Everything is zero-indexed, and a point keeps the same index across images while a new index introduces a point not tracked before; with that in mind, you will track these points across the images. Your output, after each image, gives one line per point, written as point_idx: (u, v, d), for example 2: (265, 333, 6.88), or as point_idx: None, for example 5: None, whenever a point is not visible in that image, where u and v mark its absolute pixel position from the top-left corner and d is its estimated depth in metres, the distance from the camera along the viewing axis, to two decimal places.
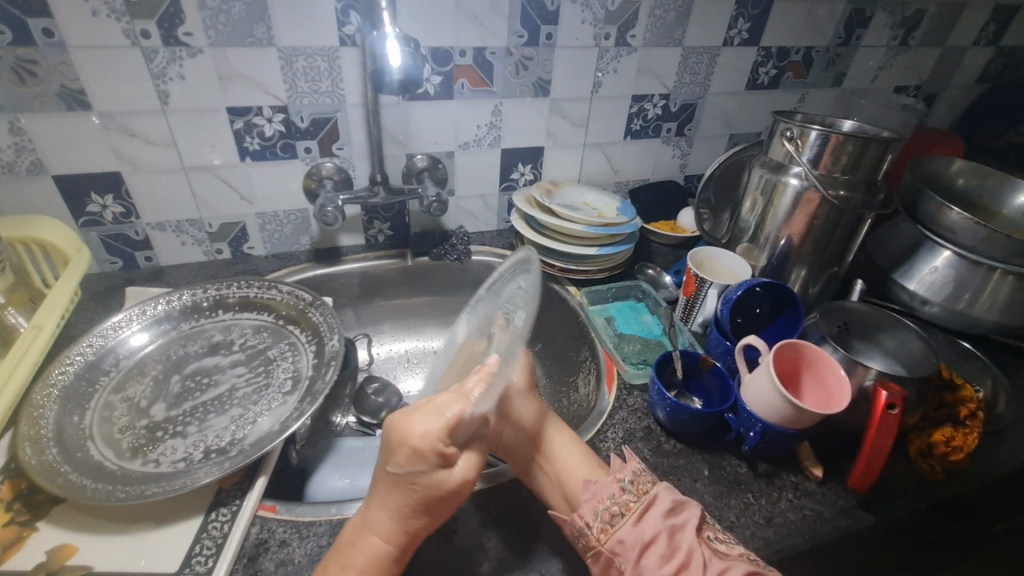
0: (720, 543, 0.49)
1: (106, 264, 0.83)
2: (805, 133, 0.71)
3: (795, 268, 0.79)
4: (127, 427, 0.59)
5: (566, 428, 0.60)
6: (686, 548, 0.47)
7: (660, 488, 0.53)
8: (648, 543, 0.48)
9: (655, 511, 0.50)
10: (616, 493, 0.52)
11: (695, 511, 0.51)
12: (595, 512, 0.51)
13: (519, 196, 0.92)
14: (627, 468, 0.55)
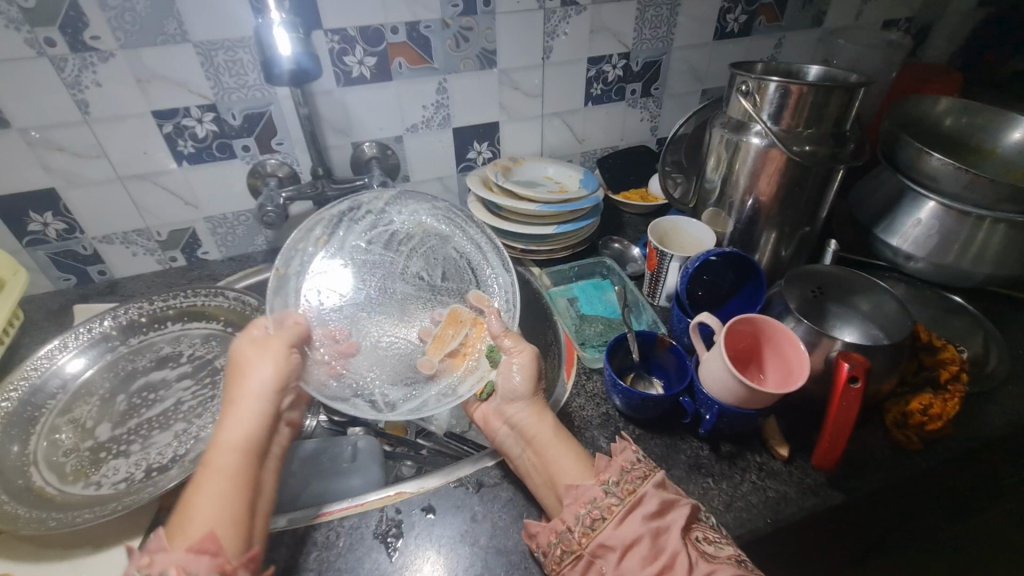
0: (708, 546, 0.45)
1: (59, 282, 0.82)
2: (762, 86, 0.65)
3: (764, 232, 0.74)
4: (72, 450, 0.59)
5: (556, 427, 0.55)
6: (670, 553, 0.44)
7: (648, 487, 0.48)
8: (627, 547, 0.45)
9: (637, 513, 0.46)
10: (599, 496, 0.48)
11: (684, 511, 0.47)
12: (576, 516, 0.48)
13: (475, 177, 0.88)
14: (615, 465, 0.50)
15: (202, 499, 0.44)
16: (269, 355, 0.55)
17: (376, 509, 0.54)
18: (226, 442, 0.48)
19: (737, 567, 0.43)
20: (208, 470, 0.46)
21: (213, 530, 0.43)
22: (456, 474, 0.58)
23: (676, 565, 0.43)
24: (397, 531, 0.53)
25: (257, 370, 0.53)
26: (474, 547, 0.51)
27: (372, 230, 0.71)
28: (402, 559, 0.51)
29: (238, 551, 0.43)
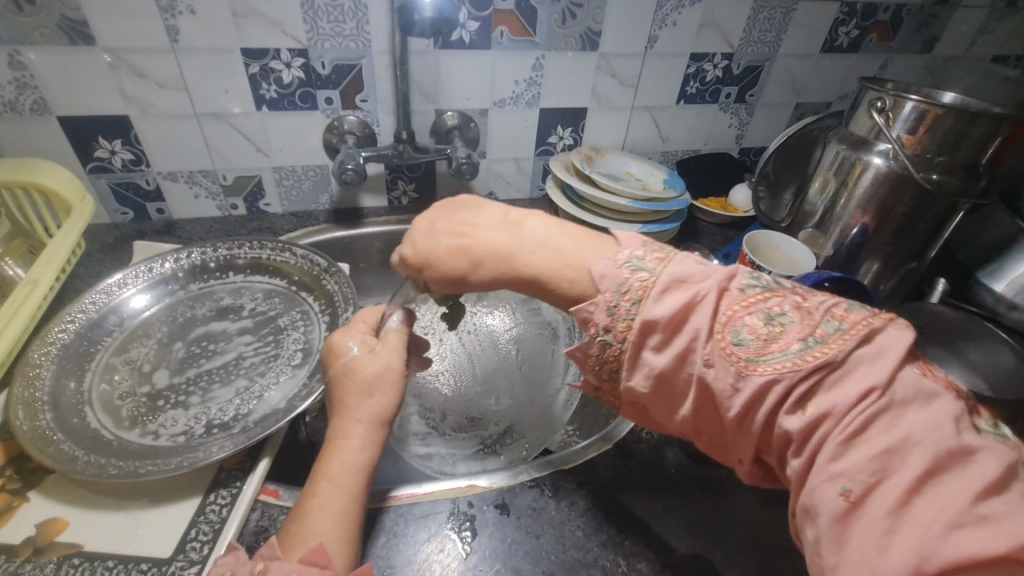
0: (750, 339, 0.34)
1: (116, 215, 0.79)
2: (899, 104, 0.60)
3: (866, 260, 0.70)
4: (128, 393, 0.55)
5: (539, 249, 0.42)
6: (697, 387, 0.36)
7: (650, 311, 0.37)
8: (656, 387, 0.38)
9: (645, 350, 0.37)
10: (597, 346, 0.39)
11: (704, 310, 0.36)
12: (596, 369, 0.41)
13: (557, 162, 0.84)
14: (605, 307, 0.38)
15: (318, 513, 0.42)
16: (393, 373, 0.49)
17: (448, 499, 0.51)
18: (343, 457, 0.45)
19: (792, 366, 0.32)
20: (329, 479, 0.44)
21: (324, 543, 0.40)
22: (529, 473, 0.54)
23: (708, 395, 0.35)
24: (470, 526, 0.49)
25: (368, 396, 0.48)
26: (551, 554, 0.48)
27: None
28: (476, 556, 0.47)
29: (344, 566, 0.40)
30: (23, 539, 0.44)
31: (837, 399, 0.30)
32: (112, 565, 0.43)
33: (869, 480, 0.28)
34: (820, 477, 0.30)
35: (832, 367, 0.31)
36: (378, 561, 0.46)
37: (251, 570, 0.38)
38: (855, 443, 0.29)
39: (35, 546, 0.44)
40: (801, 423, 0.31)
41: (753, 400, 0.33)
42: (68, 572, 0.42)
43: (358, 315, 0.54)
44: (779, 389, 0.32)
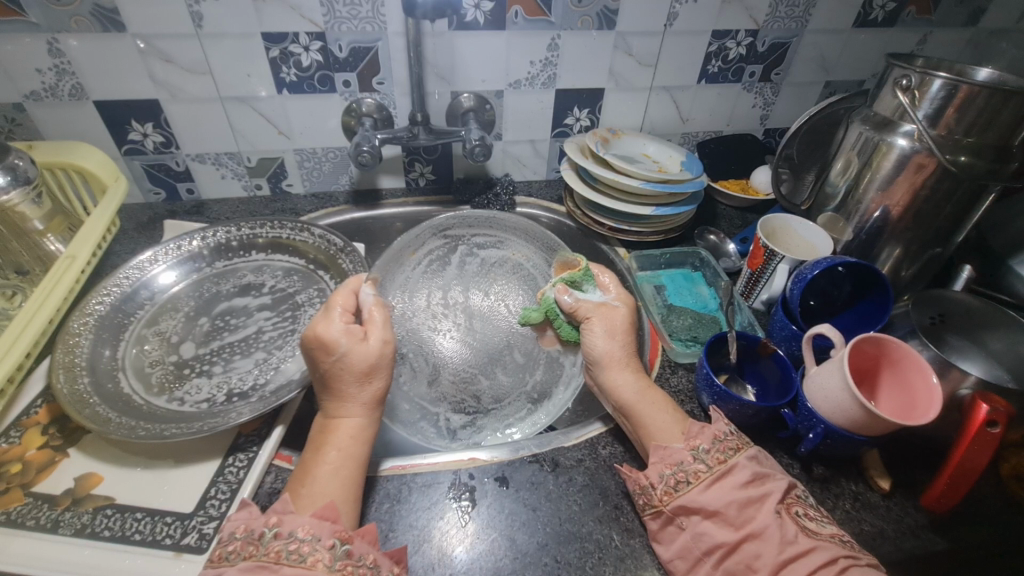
0: (810, 522, 0.44)
1: (150, 195, 0.83)
2: (926, 81, 0.58)
3: (887, 245, 0.68)
4: (158, 361, 0.59)
5: (665, 400, 0.53)
6: (759, 525, 0.42)
7: (742, 459, 0.47)
8: (714, 512, 0.44)
9: (727, 482, 0.45)
10: (687, 460, 0.47)
11: (780, 484, 0.45)
12: (661, 475, 0.48)
13: (572, 144, 0.84)
14: (708, 433, 0.49)
15: (324, 477, 0.46)
16: (385, 356, 0.51)
17: (450, 471, 0.53)
18: (347, 435, 0.49)
19: (841, 548, 0.41)
20: (340, 449, 0.48)
21: (333, 501, 0.44)
22: (530, 450, 0.56)
23: (764, 537, 0.42)
24: (469, 497, 0.51)
25: (365, 381, 0.50)
26: (547, 527, 0.50)
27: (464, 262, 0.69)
28: (474, 525, 0.49)
29: (350, 524, 0.45)
30: (63, 490, 0.48)
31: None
32: (140, 517, 0.47)
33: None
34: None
35: (861, 564, 0.41)
36: (378, 523, 0.49)
37: (264, 523, 0.42)
38: None
39: (73, 498, 0.48)
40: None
41: (808, 557, 0.40)
42: (102, 521, 0.46)
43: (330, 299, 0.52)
44: (829, 555, 0.40)
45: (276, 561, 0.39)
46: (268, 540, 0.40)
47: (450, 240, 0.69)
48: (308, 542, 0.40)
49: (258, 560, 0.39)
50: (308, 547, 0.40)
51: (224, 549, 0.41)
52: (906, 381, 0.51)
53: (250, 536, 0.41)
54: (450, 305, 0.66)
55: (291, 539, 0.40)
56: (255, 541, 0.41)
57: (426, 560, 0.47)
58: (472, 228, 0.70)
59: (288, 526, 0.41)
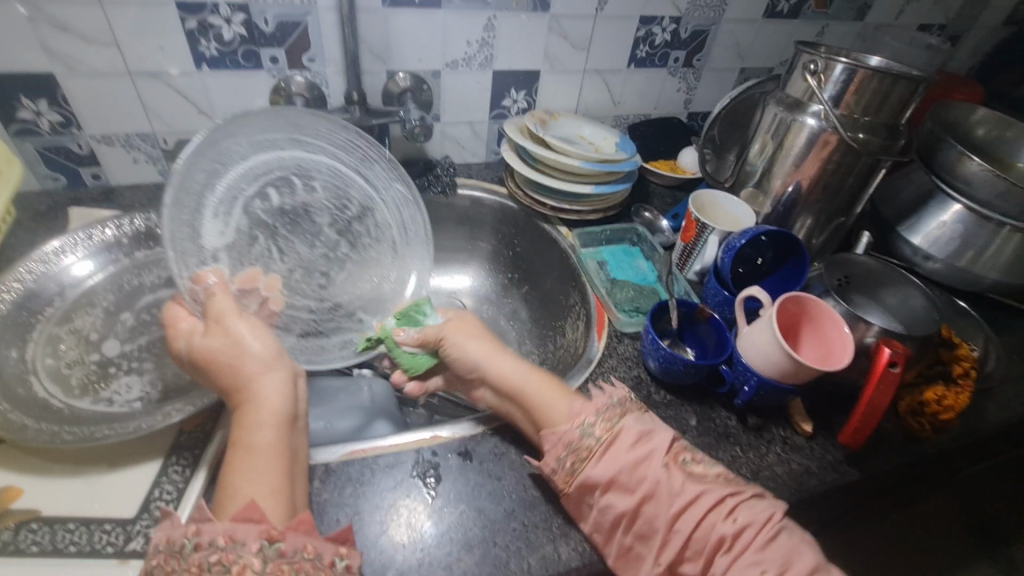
0: (695, 466, 0.47)
1: (47, 181, 0.74)
2: (830, 66, 0.64)
3: (801, 216, 0.75)
4: (76, 361, 0.54)
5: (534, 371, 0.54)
6: (651, 483, 0.45)
7: (627, 421, 0.49)
8: (610, 482, 0.46)
9: (617, 447, 0.47)
10: (577, 437, 0.48)
11: (663, 437, 0.48)
12: (558, 459, 0.48)
13: (512, 125, 0.84)
14: (592, 405, 0.50)
15: (240, 477, 0.39)
16: (241, 331, 0.44)
17: (412, 450, 0.53)
18: (259, 420, 0.41)
19: (726, 487, 0.46)
20: (238, 445, 0.40)
21: (255, 500, 0.37)
22: (490, 423, 0.57)
23: (658, 495, 0.45)
24: (434, 473, 0.52)
25: (218, 369, 0.44)
26: (513, 494, 0.51)
27: (185, 197, 0.48)
28: (440, 500, 0.50)
29: (281, 517, 0.38)
30: None
31: (756, 513, 0.43)
32: (73, 527, 0.43)
33: (777, 563, 0.40)
34: (741, 563, 0.41)
35: (744, 496, 0.45)
36: (341, 507, 0.48)
37: (184, 533, 0.36)
38: (768, 544, 0.42)
39: None
40: (732, 526, 0.43)
41: (693, 505, 0.44)
42: (27, 537, 0.42)
43: (166, 316, 0.46)
44: (714, 499, 0.45)
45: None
46: (188, 552, 0.35)
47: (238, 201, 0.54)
48: (231, 550, 0.34)
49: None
50: (230, 555, 0.34)
51: (148, 564, 0.35)
52: (830, 335, 0.56)
53: (172, 549, 0.35)
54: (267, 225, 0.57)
55: (213, 548, 0.35)
56: (174, 554, 0.35)
57: (394, 538, 0.47)
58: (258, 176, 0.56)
59: (207, 534, 0.35)
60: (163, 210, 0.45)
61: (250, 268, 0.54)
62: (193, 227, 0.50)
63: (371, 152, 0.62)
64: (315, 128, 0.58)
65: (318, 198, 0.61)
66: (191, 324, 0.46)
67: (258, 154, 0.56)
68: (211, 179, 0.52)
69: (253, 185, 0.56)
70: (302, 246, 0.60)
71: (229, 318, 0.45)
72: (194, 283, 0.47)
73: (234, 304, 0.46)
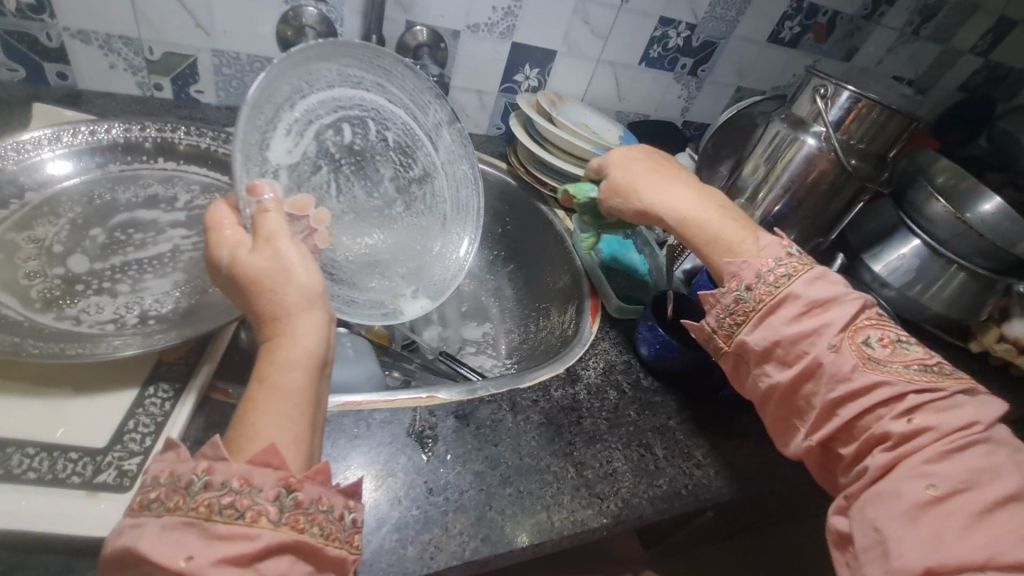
0: (875, 351, 0.46)
1: (2, 71, 0.65)
2: (837, 92, 0.69)
3: (785, 231, 0.80)
4: (37, 273, 0.48)
5: (714, 208, 0.55)
6: (813, 360, 0.47)
7: (795, 288, 0.49)
8: (768, 353, 0.49)
9: (779, 316, 0.49)
10: (734, 302, 0.51)
11: (841, 312, 0.48)
12: (717, 319, 0.52)
13: (524, 99, 0.83)
14: (768, 250, 0.52)
15: (263, 415, 0.35)
16: (289, 256, 0.40)
17: (408, 408, 0.52)
18: (289, 359, 0.37)
19: (911, 384, 0.45)
20: (265, 380, 0.37)
21: (276, 442, 0.34)
22: (488, 390, 0.56)
23: (818, 373, 0.47)
24: (431, 434, 0.50)
25: (259, 293, 0.39)
26: (509, 461, 0.51)
27: (266, 104, 0.46)
28: (436, 462, 0.49)
29: (299, 465, 0.35)
30: None
31: (941, 420, 0.43)
32: (32, 453, 0.38)
33: (951, 482, 0.40)
34: (904, 467, 0.42)
35: (941, 398, 0.44)
36: (336, 459, 0.46)
37: (192, 470, 0.33)
38: (944, 457, 0.41)
39: None
40: (905, 426, 0.43)
41: (865, 393, 0.45)
42: None
43: (208, 218, 0.41)
44: (891, 394, 0.44)
45: (207, 517, 0.31)
46: (197, 491, 0.32)
47: (308, 119, 0.53)
48: (247, 494, 0.32)
49: (184, 515, 0.31)
50: (244, 499, 0.32)
51: (145, 496, 0.32)
52: None
53: (176, 484, 0.32)
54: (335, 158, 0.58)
55: (226, 490, 0.32)
56: (182, 491, 0.32)
57: (390, 495, 0.45)
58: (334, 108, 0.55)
59: (221, 475, 0.32)
60: (242, 112, 0.42)
61: (302, 194, 0.52)
62: (264, 138, 0.47)
63: (433, 106, 0.64)
64: (402, 77, 0.60)
65: (385, 148, 0.63)
66: (237, 236, 0.41)
67: (342, 87, 0.55)
68: (295, 96, 0.50)
69: (329, 113, 0.55)
70: (358, 195, 0.61)
71: (281, 240, 0.40)
72: (250, 195, 0.41)
73: (285, 225, 0.42)
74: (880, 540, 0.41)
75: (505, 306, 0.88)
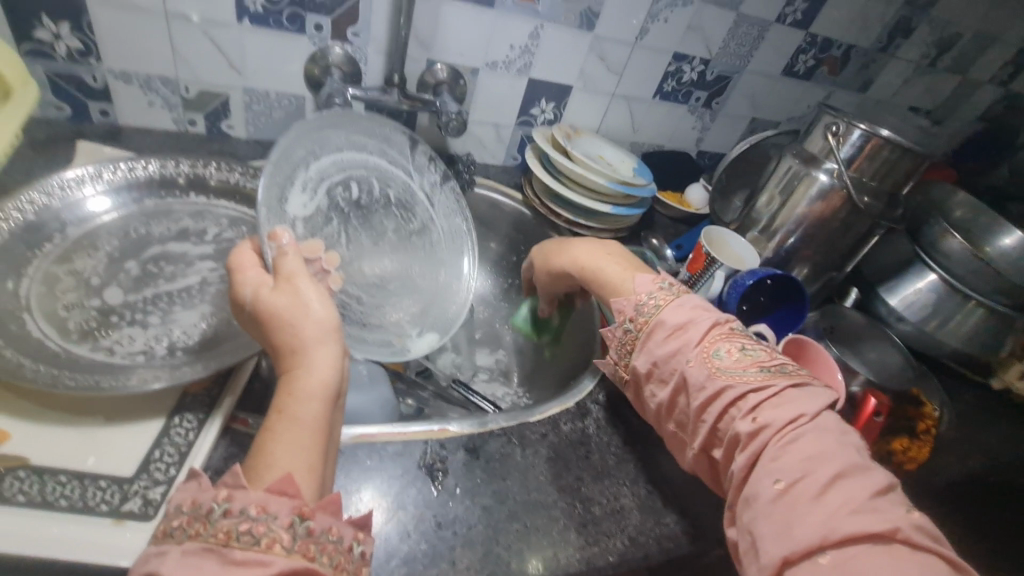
0: (728, 355, 0.49)
1: (50, 110, 0.69)
2: (849, 130, 0.69)
3: (798, 265, 0.80)
4: (75, 304, 0.51)
5: (608, 257, 0.63)
6: (682, 375, 0.50)
7: (664, 314, 0.53)
8: (649, 372, 0.53)
9: (656, 336, 0.52)
10: (620, 332, 0.56)
11: (704, 323, 0.52)
12: (616, 350, 0.56)
13: (539, 133, 0.86)
14: (650, 283, 0.57)
15: (279, 446, 0.38)
16: (307, 294, 0.44)
17: (420, 441, 0.53)
18: (305, 391, 0.41)
19: (754, 382, 0.47)
20: (281, 410, 0.40)
21: (292, 472, 0.37)
22: (498, 423, 0.57)
23: (688, 387, 0.49)
24: (442, 467, 0.52)
25: (280, 328, 0.43)
26: (517, 496, 0.52)
27: (284, 165, 0.53)
28: (446, 495, 0.50)
29: (312, 495, 0.37)
30: None
31: (777, 414, 0.44)
32: (65, 480, 0.40)
33: (791, 474, 0.40)
34: (757, 459, 0.43)
35: (774, 394, 0.46)
36: (348, 490, 0.47)
37: (213, 497, 0.35)
38: (785, 445, 0.42)
39: None
40: (750, 425, 0.44)
41: (720, 397, 0.47)
42: (12, 484, 0.39)
43: (232, 259, 0.45)
44: (738, 395, 0.46)
45: (224, 544, 0.32)
46: (217, 518, 0.33)
47: (319, 177, 0.59)
48: (263, 521, 0.33)
49: (204, 541, 0.32)
50: (262, 526, 0.33)
51: (168, 525, 0.34)
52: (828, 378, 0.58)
53: (196, 512, 0.34)
54: (345, 210, 0.63)
55: (243, 518, 0.33)
56: (204, 519, 0.33)
57: (400, 528, 0.46)
58: (343, 169, 0.63)
59: (240, 502, 0.34)
60: (266, 168, 0.48)
61: (311, 240, 0.53)
62: (283, 193, 0.53)
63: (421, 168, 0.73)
64: (399, 143, 0.69)
65: (386, 204, 0.69)
66: (259, 276, 0.45)
67: (352, 152, 0.64)
68: (308, 157, 0.57)
69: (339, 173, 0.62)
70: (365, 242, 0.65)
71: (299, 278, 0.44)
72: (270, 241, 0.45)
73: (304, 265, 0.45)
74: (753, 542, 0.40)
75: (518, 335, 0.89)
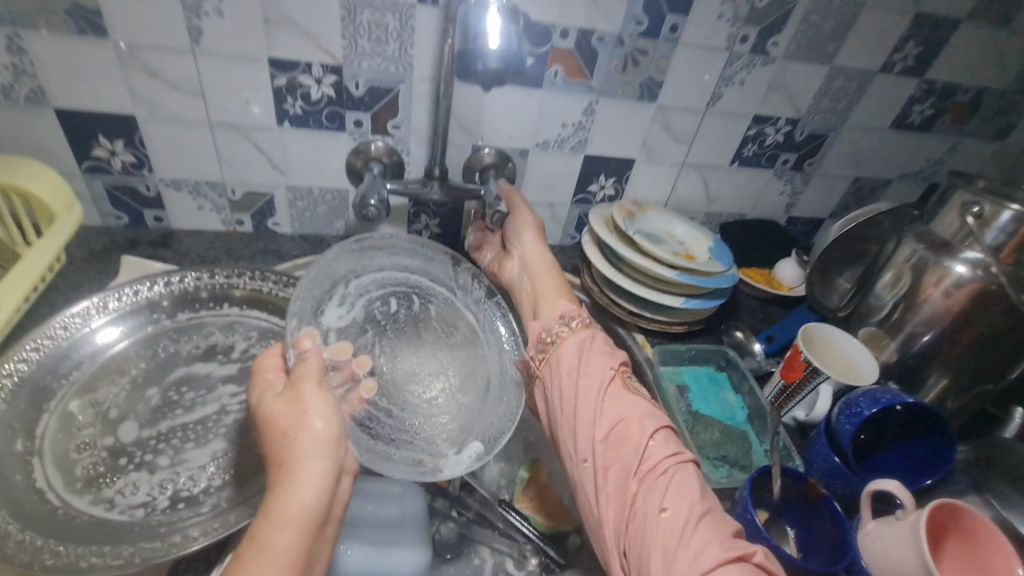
0: (634, 383, 0.52)
1: (110, 219, 0.71)
2: (997, 211, 0.55)
3: (933, 372, 0.63)
4: (88, 444, 0.48)
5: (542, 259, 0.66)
6: (593, 381, 0.51)
7: (594, 327, 0.56)
8: (565, 372, 0.52)
9: (585, 345, 0.54)
10: (550, 327, 0.56)
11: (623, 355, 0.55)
12: (533, 348, 0.56)
13: (596, 215, 0.77)
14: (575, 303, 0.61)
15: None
16: (316, 403, 0.41)
17: None
18: (282, 515, 0.36)
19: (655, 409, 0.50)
20: (256, 536, 0.36)
21: None
22: None
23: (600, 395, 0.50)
24: None
25: (282, 443, 0.40)
26: None
27: (323, 279, 0.57)
28: None
29: None
30: None
31: (669, 446, 0.47)
32: None
33: (681, 512, 0.42)
34: (649, 488, 0.44)
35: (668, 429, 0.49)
36: None
37: None
38: (675, 477, 0.44)
39: None
40: (649, 450, 0.46)
41: (624, 416, 0.48)
42: None
43: (258, 361, 0.46)
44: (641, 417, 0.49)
45: None
46: None
47: (358, 291, 0.61)
48: None
49: None
50: None
51: None
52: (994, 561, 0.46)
53: None
54: (382, 322, 0.61)
55: None
56: None
57: None
58: (383, 285, 0.63)
59: None
60: (304, 278, 0.54)
61: (343, 342, 0.56)
62: (319, 305, 0.57)
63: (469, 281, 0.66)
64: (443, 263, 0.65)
65: (426, 321, 0.63)
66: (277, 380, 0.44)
67: (393, 270, 0.64)
68: (351, 274, 0.61)
69: (379, 289, 0.63)
70: (402, 357, 0.60)
71: (310, 385, 0.42)
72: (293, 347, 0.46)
73: (318, 369, 0.43)
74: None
75: None
